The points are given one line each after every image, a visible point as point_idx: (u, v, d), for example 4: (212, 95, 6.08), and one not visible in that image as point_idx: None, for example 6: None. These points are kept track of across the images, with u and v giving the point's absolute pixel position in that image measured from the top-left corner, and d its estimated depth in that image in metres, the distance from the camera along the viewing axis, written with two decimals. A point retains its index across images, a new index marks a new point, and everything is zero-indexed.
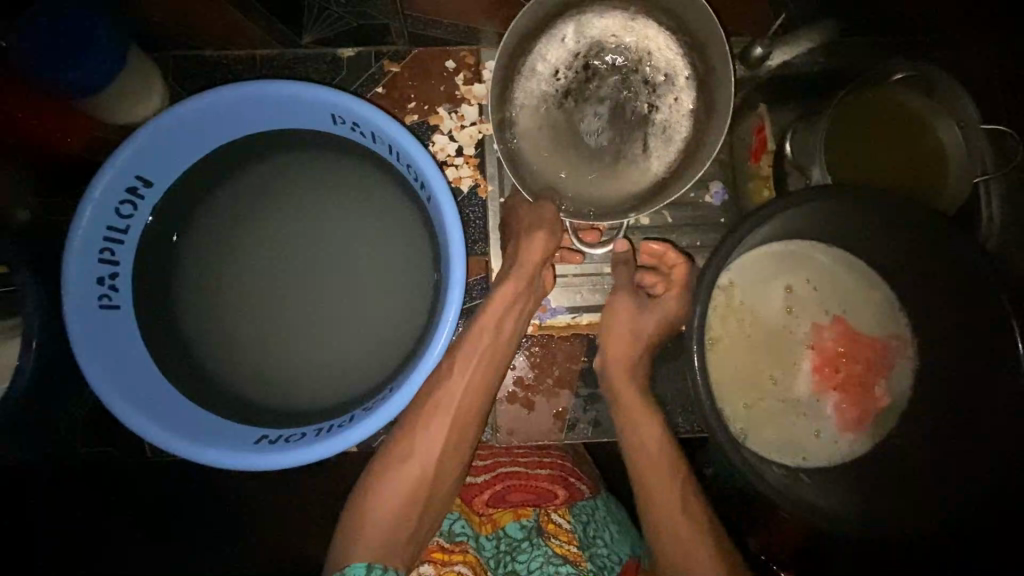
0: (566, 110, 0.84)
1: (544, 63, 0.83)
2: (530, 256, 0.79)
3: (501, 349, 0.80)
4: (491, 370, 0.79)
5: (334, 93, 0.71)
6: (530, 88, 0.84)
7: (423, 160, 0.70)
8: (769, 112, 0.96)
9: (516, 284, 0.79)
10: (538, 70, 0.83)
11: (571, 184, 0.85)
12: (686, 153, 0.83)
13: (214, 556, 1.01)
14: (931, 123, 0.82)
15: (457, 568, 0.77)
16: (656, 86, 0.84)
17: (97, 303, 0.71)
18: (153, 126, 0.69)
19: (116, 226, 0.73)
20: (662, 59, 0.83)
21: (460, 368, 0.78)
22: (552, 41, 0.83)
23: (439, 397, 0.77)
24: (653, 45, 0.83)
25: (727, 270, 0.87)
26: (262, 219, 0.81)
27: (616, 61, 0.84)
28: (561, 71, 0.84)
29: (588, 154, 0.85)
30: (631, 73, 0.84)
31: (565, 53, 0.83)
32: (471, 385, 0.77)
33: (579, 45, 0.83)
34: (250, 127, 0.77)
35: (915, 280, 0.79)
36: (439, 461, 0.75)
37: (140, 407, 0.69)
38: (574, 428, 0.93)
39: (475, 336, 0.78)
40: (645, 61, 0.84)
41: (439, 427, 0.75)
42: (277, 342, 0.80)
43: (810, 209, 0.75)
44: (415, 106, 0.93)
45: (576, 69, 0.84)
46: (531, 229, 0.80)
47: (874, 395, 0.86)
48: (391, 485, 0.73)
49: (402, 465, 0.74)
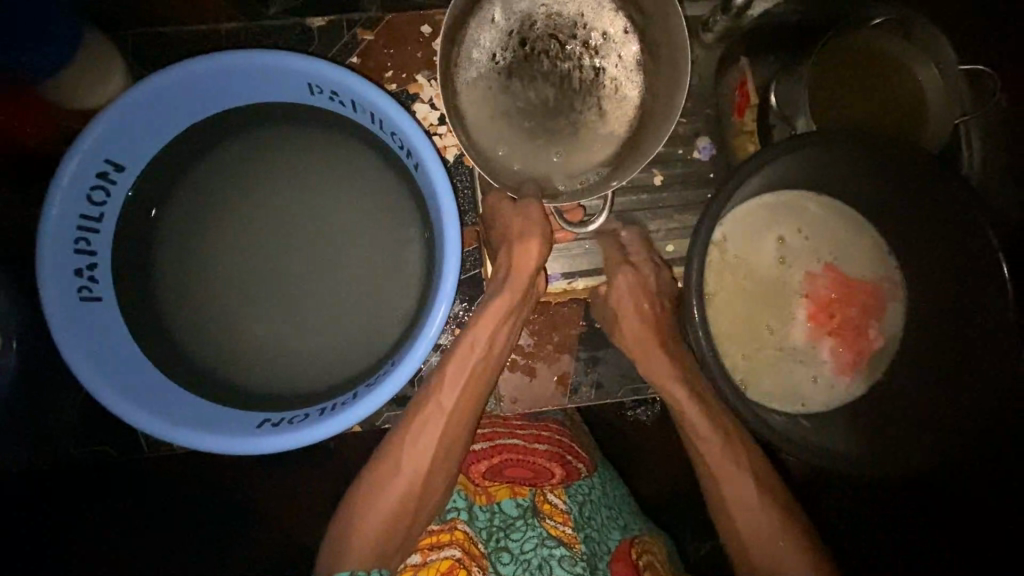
0: (514, 93, 0.80)
1: (478, 49, 0.79)
2: (523, 268, 0.80)
3: (493, 361, 0.80)
4: (484, 380, 0.80)
5: (308, 60, 0.68)
6: (471, 79, 0.79)
7: (408, 126, 0.68)
8: (750, 65, 0.92)
9: (510, 297, 0.79)
10: (474, 58, 0.79)
11: (540, 165, 0.82)
12: (645, 106, 0.81)
13: (229, 549, 0.99)
14: (911, 68, 0.83)
15: (449, 552, 0.76)
16: (595, 48, 0.81)
17: (77, 295, 0.68)
18: (119, 107, 0.65)
19: (89, 215, 0.69)
20: (599, 19, 0.81)
21: (451, 383, 0.78)
22: (482, 25, 0.79)
23: (429, 412, 0.77)
24: (586, 7, 0.80)
25: (719, 225, 0.87)
26: (239, 208, 0.78)
27: (551, 29, 0.80)
28: (498, 54, 0.80)
29: (547, 130, 0.82)
30: (569, 39, 0.80)
31: (498, 35, 0.79)
32: (461, 403, 0.78)
33: (510, 23, 0.79)
34: (217, 104, 0.74)
35: (904, 224, 0.82)
36: (428, 476, 0.75)
37: (134, 399, 0.67)
38: (578, 392, 0.94)
39: (465, 351, 0.78)
40: (581, 25, 0.81)
41: (428, 443, 0.76)
42: (265, 335, 0.78)
43: (797, 159, 0.76)
44: (393, 75, 0.90)
45: (513, 47, 0.80)
46: (523, 234, 0.80)
47: (868, 337, 0.88)
48: (378, 498, 0.74)
49: (388, 482, 0.74)
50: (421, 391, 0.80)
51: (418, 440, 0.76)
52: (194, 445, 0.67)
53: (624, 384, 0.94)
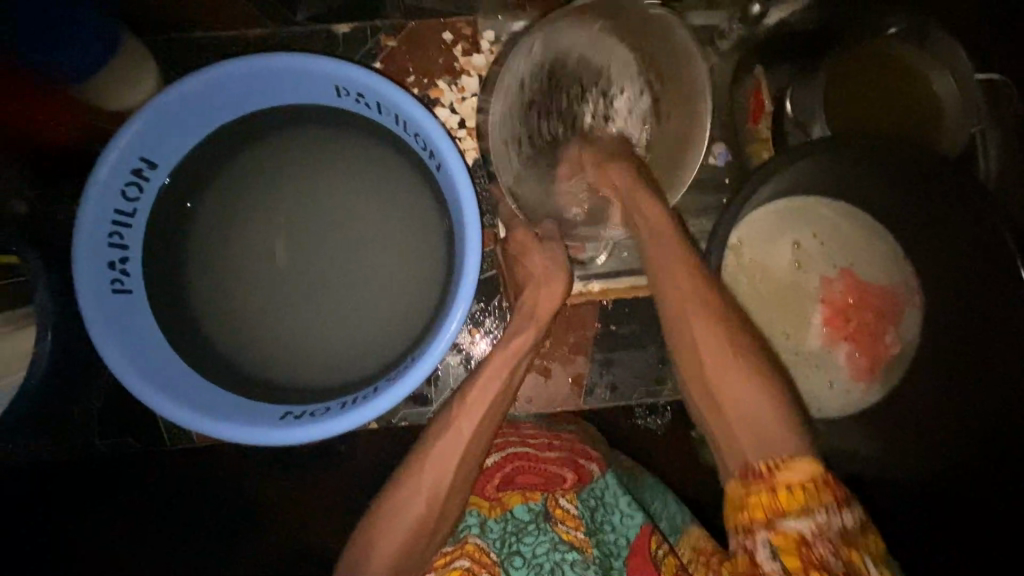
0: (530, 123, 0.86)
1: (510, 74, 0.83)
2: (546, 300, 0.80)
3: (511, 384, 0.79)
4: (502, 407, 0.78)
5: (338, 62, 0.70)
6: (497, 103, 0.84)
7: (430, 126, 0.69)
8: (765, 74, 0.93)
9: (534, 331, 0.78)
10: (505, 84, 0.83)
11: (538, 192, 0.87)
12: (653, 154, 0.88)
13: (238, 546, 1.01)
14: (926, 76, 0.83)
15: (458, 565, 0.76)
16: (614, 98, 0.87)
17: (109, 287, 0.70)
18: (154, 107, 0.68)
19: (123, 210, 0.72)
20: (622, 76, 0.87)
21: (474, 408, 0.75)
22: (520, 54, 0.82)
23: (450, 436, 0.74)
24: (615, 61, 0.86)
25: (735, 229, 0.88)
26: (264, 208, 0.80)
27: (579, 72, 0.86)
28: (526, 82, 0.84)
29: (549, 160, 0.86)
30: (592, 86, 0.86)
31: (531, 66, 0.83)
32: (485, 428, 0.75)
33: (545, 57, 0.83)
34: (249, 106, 0.76)
35: (921, 230, 0.82)
36: (447, 500, 0.73)
37: (162, 389, 0.69)
38: (593, 393, 0.96)
39: (490, 380, 0.77)
40: (607, 75, 0.86)
41: (447, 469, 0.73)
42: (285, 332, 0.80)
43: (813, 164, 0.77)
44: (415, 80, 0.92)
45: (541, 80, 0.84)
46: (550, 276, 0.81)
47: (883, 343, 0.88)
48: (393, 524, 0.71)
49: (407, 504, 0.72)
50: (442, 415, 0.77)
51: (436, 464, 0.73)
52: (220, 436, 0.68)
53: (639, 386, 0.96)
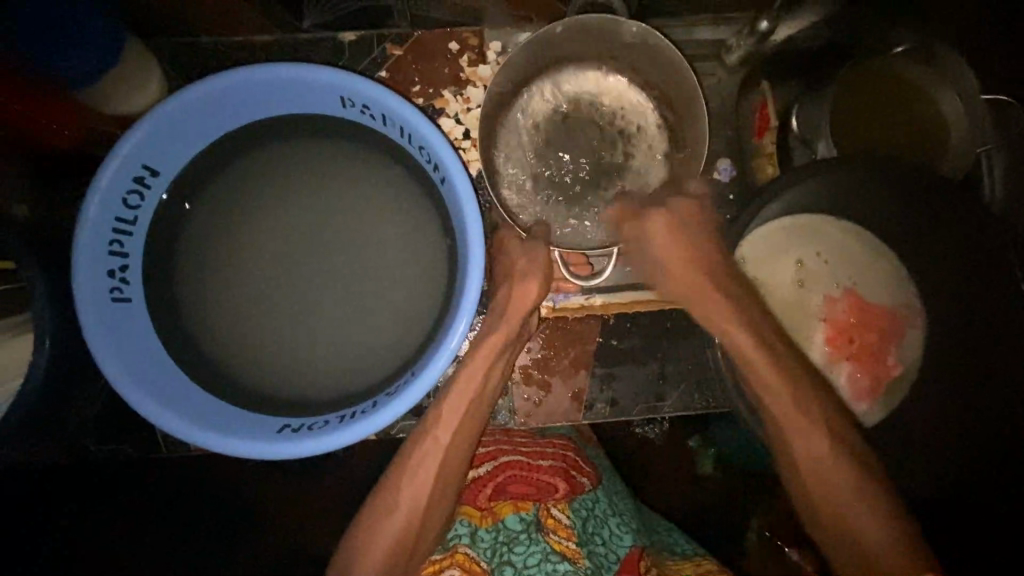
0: (548, 161, 0.88)
1: (524, 114, 0.88)
2: (521, 304, 0.80)
3: (489, 391, 0.79)
4: (479, 414, 0.79)
5: (343, 75, 0.70)
6: (512, 139, 0.88)
7: (435, 139, 0.69)
8: (773, 90, 0.93)
9: (505, 335, 0.78)
10: (518, 123, 0.88)
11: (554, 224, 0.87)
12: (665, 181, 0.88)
13: (237, 547, 1.01)
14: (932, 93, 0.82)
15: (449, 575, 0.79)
16: (630, 136, 0.89)
17: (109, 295, 0.70)
18: (158, 116, 0.68)
19: (124, 218, 0.71)
20: (634, 111, 0.89)
21: (448, 419, 0.77)
22: (533, 96, 0.88)
23: (426, 447, 0.76)
24: (626, 101, 0.89)
25: (740, 245, 0.87)
26: (265, 219, 0.79)
27: (592, 114, 0.89)
28: (541, 122, 0.88)
29: (568, 196, 0.88)
30: (607, 126, 0.89)
31: (545, 108, 0.88)
32: (459, 438, 0.77)
33: (558, 100, 0.89)
34: (253, 116, 0.76)
35: (925, 252, 0.82)
36: (426, 511, 0.76)
37: (159, 400, 0.68)
38: (593, 408, 0.93)
39: (464, 387, 0.77)
40: (620, 115, 0.89)
41: (424, 480, 0.75)
42: (283, 346, 0.79)
43: (819, 183, 0.77)
44: (420, 89, 0.92)
45: (555, 121, 0.89)
46: (525, 274, 0.80)
47: (886, 363, 0.88)
48: (375, 536, 0.74)
49: (388, 516, 0.75)
50: (418, 427, 0.79)
51: (412, 476, 0.76)
52: (215, 447, 0.68)
53: (641, 400, 0.94)
